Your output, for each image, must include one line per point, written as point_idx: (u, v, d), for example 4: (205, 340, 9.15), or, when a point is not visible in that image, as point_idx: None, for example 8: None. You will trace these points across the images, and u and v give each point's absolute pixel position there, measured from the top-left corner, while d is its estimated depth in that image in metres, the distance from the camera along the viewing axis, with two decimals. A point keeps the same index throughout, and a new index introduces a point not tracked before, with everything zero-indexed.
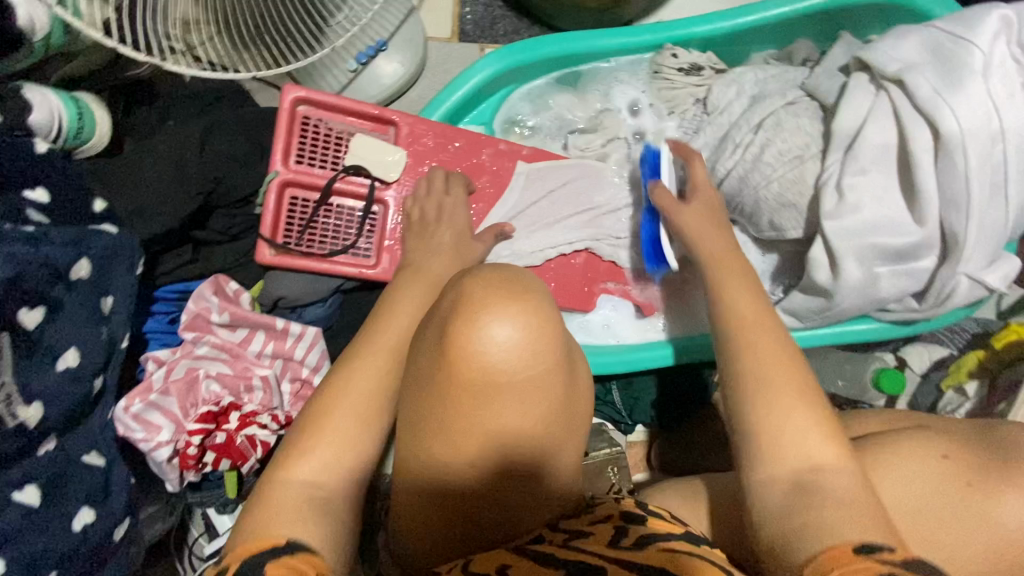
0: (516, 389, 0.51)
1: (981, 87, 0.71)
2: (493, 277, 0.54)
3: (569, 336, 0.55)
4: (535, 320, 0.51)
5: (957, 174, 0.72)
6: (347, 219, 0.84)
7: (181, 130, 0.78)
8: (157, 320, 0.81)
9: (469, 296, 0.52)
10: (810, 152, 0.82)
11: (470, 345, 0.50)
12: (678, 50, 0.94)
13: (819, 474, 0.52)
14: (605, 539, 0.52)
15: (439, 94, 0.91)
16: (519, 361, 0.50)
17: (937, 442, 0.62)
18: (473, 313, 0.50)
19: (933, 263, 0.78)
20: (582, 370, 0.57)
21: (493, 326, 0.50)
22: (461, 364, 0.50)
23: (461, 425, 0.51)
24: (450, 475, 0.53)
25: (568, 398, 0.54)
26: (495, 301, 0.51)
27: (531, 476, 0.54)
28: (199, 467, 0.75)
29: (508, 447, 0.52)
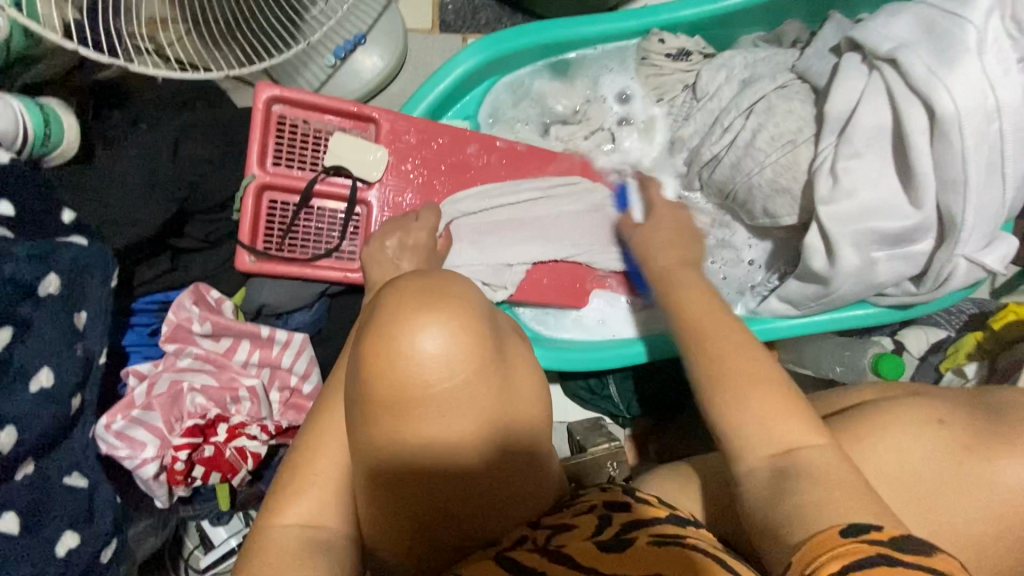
0: (443, 402, 0.45)
1: (976, 64, 0.69)
2: (414, 280, 0.48)
3: (501, 333, 0.49)
4: (462, 321, 0.45)
5: (954, 154, 0.70)
6: (329, 221, 0.82)
7: (152, 135, 0.74)
8: (138, 332, 0.79)
9: (387, 306, 0.46)
10: (804, 136, 0.80)
11: (393, 361, 0.44)
12: (665, 35, 0.91)
13: (795, 456, 0.47)
14: (587, 534, 0.49)
15: (422, 87, 0.88)
16: (442, 372, 0.44)
17: (930, 410, 0.60)
18: (392, 326, 0.44)
19: (930, 246, 0.77)
20: (523, 365, 0.51)
21: (414, 337, 0.44)
22: (387, 384, 0.45)
23: (403, 445, 0.46)
24: (398, 495, 0.49)
25: (517, 393, 0.49)
26: (407, 311, 0.45)
27: (495, 482, 0.50)
28: (188, 482, 0.74)
29: (464, 459, 0.47)
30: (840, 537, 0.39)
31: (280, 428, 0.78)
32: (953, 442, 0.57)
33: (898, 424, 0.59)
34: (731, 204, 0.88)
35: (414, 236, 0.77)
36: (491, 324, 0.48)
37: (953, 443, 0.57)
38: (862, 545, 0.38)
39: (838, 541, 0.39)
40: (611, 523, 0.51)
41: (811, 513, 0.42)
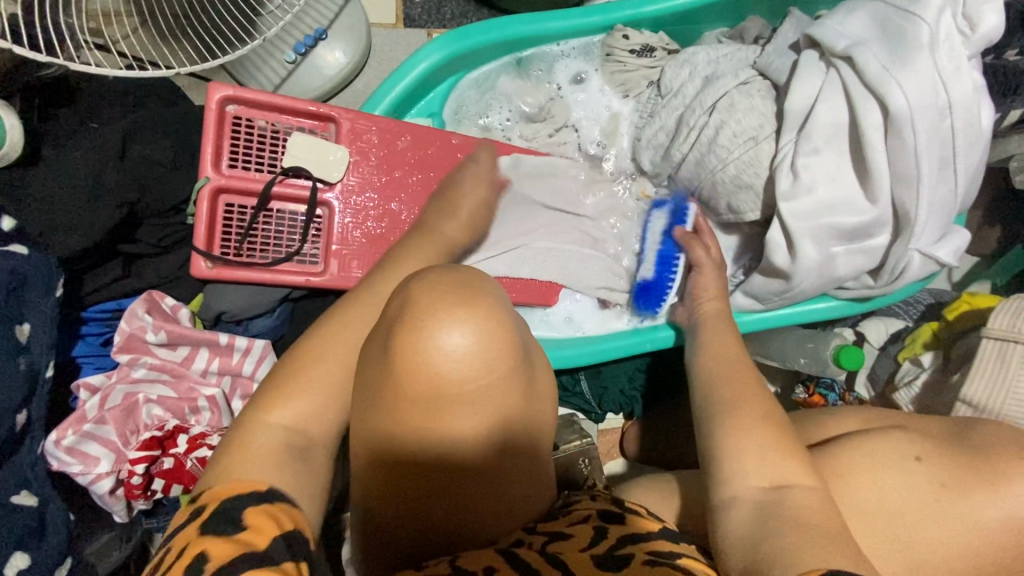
0: (470, 398, 0.46)
1: (928, 62, 0.70)
2: (442, 275, 0.48)
3: (525, 333, 0.51)
4: (493, 324, 0.46)
5: (907, 150, 0.71)
6: (290, 223, 0.80)
7: (97, 136, 0.71)
8: (89, 343, 0.76)
9: (418, 303, 0.46)
10: (765, 132, 0.81)
11: (424, 356, 0.45)
12: (629, 31, 0.91)
13: (783, 492, 0.51)
14: (582, 543, 0.50)
15: (383, 85, 0.86)
16: (474, 370, 0.45)
17: (907, 442, 0.62)
18: (422, 321, 0.45)
19: (887, 240, 0.79)
20: (540, 365, 0.53)
21: (449, 337, 0.44)
22: (416, 378, 0.45)
23: (424, 436, 0.47)
24: (413, 481, 0.50)
25: (534, 394, 0.51)
26: (443, 309, 0.45)
27: (506, 475, 0.52)
28: (147, 495, 0.73)
29: (482, 451, 0.49)
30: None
31: None
32: (929, 479, 0.59)
33: (883, 452, 0.61)
34: (697, 199, 0.89)
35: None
36: (519, 329, 0.49)
37: (929, 479, 0.59)
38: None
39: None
40: (607, 534, 0.52)
41: (807, 552, 0.44)
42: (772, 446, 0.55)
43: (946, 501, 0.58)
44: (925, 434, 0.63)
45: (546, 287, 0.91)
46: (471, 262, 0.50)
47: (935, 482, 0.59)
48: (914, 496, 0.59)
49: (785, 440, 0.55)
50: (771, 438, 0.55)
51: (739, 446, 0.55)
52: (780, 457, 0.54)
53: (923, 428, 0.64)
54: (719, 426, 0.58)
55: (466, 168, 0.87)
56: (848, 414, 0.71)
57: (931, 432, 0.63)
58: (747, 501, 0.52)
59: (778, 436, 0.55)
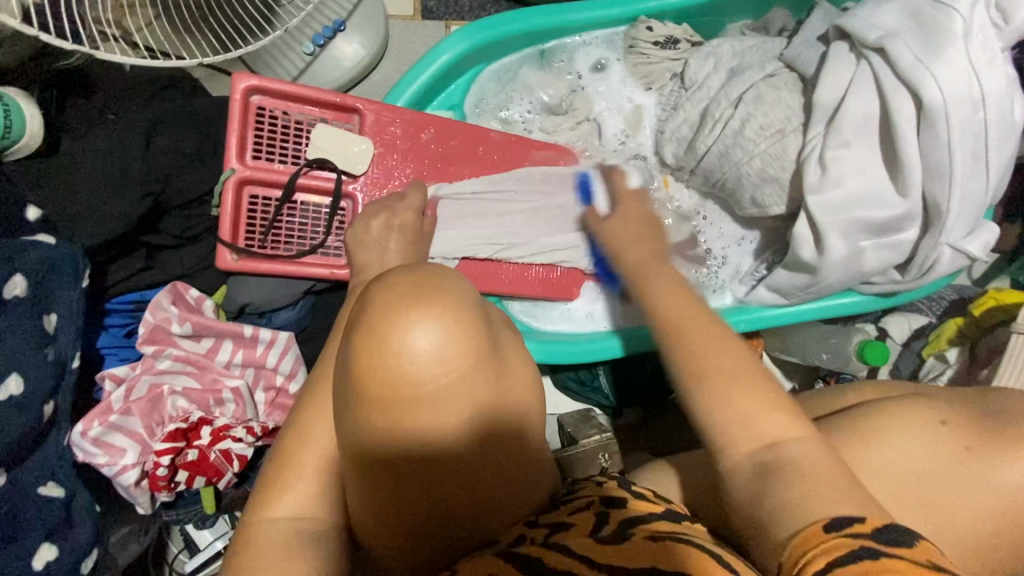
0: (437, 399, 0.44)
1: (962, 53, 0.69)
2: (400, 274, 0.46)
3: (493, 328, 0.48)
4: (452, 317, 0.43)
5: (940, 143, 0.70)
6: (313, 216, 0.79)
7: (122, 126, 0.70)
8: (112, 334, 0.75)
9: (377, 305, 0.44)
10: (792, 125, 0.80)
11: (386, 359, 0.43)
12: (653, 23, 0.90)
13: (779, 450, 0.47)
14: (586, 530, 0.50)
15: (405, 77, 0.86)
16: (438, 370, 0.43)
17: (935, 407, 0.62)
18: (380, 321, 0.43)
19: (916, 234, 0.78)
20: (515, 360, 0.50)
21: (409, 336, 0.42)
22: (379, 381, 0.43)
23: (397, 441, 0.45)
24: (393, 489, 0.48)
25: (508, 386, 0.48)
26: (401, 308, 0.43)
27: (494, 474, 0.50)
28: (171, 487, 0.72)
29: (459, 452, 0.47)
30: (825, 533, 0.40)
31: (267, 429, 0.76)
32: (951, 441, 0.59)
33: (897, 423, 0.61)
34: (720, 193, 0.88)
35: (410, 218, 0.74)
36: (484, 319, 0.47)
37: (951, 441, 0.59)
38: (849, 538, 0.38)
39: (825, 536, 0.39)
40: (609, 519, 0.51)
41: (799, 504, 0.42)
42: (765, 406, 0.48)
43: (971, 462, 0.58)
44: (944, 400, 0.63)
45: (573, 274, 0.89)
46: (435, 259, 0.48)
47: (957, 445, 0.59)
48: (938, 462, 0.58)
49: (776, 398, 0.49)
50: (760, 397, 0.49)
51: (722, 412, 0.49)
52: (782, 418, 0.48)
53: (953, 400, 0.63)
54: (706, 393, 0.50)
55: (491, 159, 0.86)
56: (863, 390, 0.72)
57: (955, 401, 0.63)
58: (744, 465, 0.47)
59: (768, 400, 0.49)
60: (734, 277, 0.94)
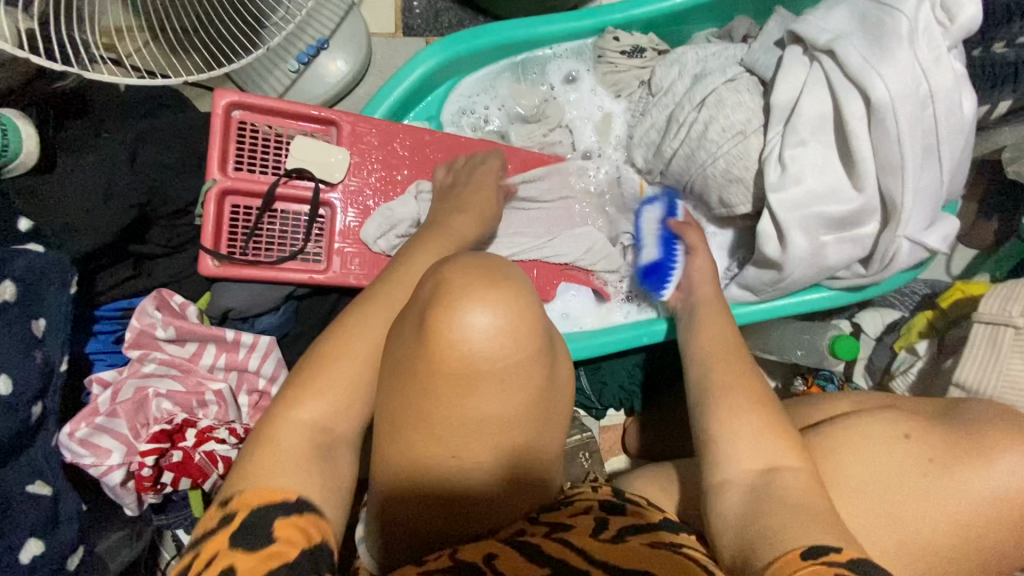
0: (493, 375, 0.49)
1: (908, 54, 0.72)
2: (472, 267, 0.52)
3: (547, 323, 0.54)
4: (519, 309, 0.49)
5: (891, 139, 0.73)
6: (293, 223, 0.83)
7: (111, 142, 0.74)
8: (101, 340, 0.78)
9: (453, 285, 0.50)
10: (753, 127, 0.83)
11: (452, 333, 0.48)
12: (619, 33, 0.94)
13: (774, 474, 0.54)
14: (586, 531, 0.52)
15: (381, 89, 0.89)
16: (499, 349, 0.49)
17: (900, 421, 0.65)
18: (458, 301, 0.48)
19: (876, 228, 0.80)
20: (560, 358, 0.56)
21: (478, 315, 0.48)
22: (450, 355, 0.48)
23: (453, 415, 0.50)
24: (433, 458, 0.51)
25: (549, 388, 0.54)
26: (475, 290, 0.49)
27: (527, 466, 0.54)
28: (157, 488, 0.74)
29: (500, 430, 0.51)
30: (801, 560, 0.44)
31: (249, 430, 0.79)
32: (919, 456, 0.61)
33: (865, 432, 0.64)
34: (689, 194, 0.91)
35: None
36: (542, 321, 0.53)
37: (919, 457, 0.61)
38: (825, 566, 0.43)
39: (802, 561, 0.44)
40: (608, 525, 0.53)
41: (780, 534, 0.48)
42: (754, 427, 0.58)
43: (932, 477, 0.60)
44: (913, 415, 0.65)
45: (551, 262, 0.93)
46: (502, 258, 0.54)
47: (923, 458, 0.61)
48: (901, 470, 0.61)
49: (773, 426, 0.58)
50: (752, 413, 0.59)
51: (733, 435, 0.58)
52: (765, 441, 0.57)
53: (911, 410, 0.67)
54: (713, 418, 0.61)
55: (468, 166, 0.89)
56: (841, 398, 0.74)
57: (919, 413, 0.66)
58: (739, 484, 0.55)
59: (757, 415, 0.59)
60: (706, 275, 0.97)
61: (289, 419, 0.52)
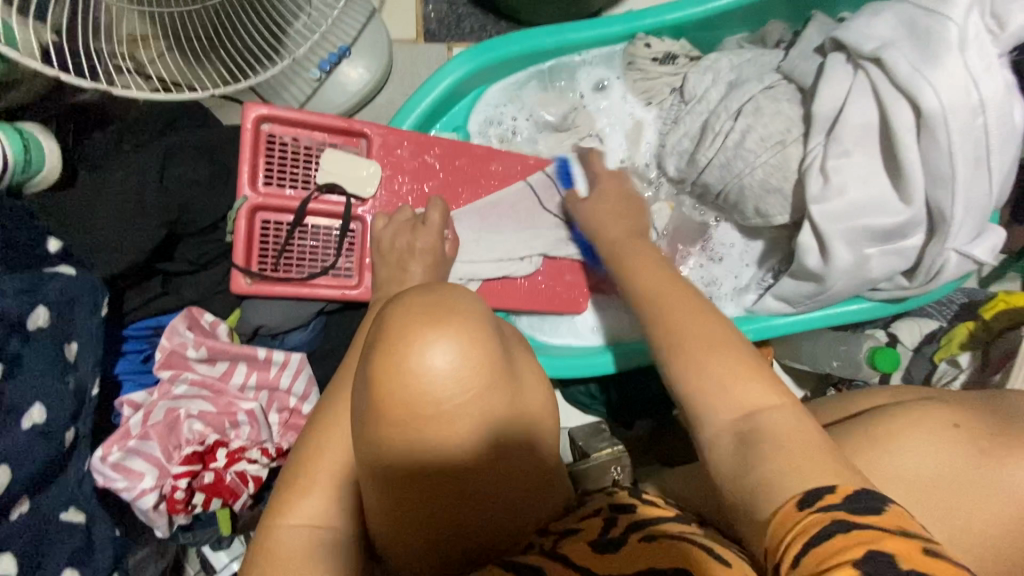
0: (452, 415, 0.46)
1: (959, 62, 0.70)
2: (415, 299, 0.47)
3: (505, 340, 0.50)
4: (467, 340, 0.45)
5: (940, 150, 0.71)
6: (324, 238, 0.80)
7: (138, 158, 0.73)
8: (130, 360, 0.76)
9: (394, 325, 0.45)
10: (792, 136, 0.81)
11: (402, 379, 0.44)
12: (651, 39, 0.92)
13: (757, 417, 0.48)
14: (595, 533, 0.50)
15: (410, 100, 0.87)
16: (455, 386, 0.45)
17: (946, 412, 0.62)
18: (400, 342, 0.44)
19: (921, 240, 0.78)
20: (526, 373, 0.52)
21: (427, 355, 0.44)
22: (398, 401, 0.44)
23: (412, 459, 0.46)
24: (410, 503, 0.48)
25: (523, 407, 0.50)
26: (416, 328, 0.44)
27: (509, 489, 0.51)
28: (189, 510, 0.72)
29: (481, 464, 0.48)
30: (799, 511, 0.40)
31: (281, 450, 0.77)
32: (966, 442, 0.59)
33: (909, 430, 0.62)
34: (723, 204, 0.89)
35: (418, 239, 0.76)
36: (498, 339, 0.48)
37: (965, 443, 0.59)
38: (821, 514, 0.39)
39: (798, 516, 0.40)
40: (617, 522, 0.51)
41: (778, 480, 0.43)
42: (743, 374, 0.51)
43: (981, 468, 0.58)
44: (953, 403, 0.63)
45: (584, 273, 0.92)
46: (446, 281, 0.49)
47: (973, 449, 0.59)
48: (954, 460, 0.59)
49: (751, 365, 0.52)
50: (738, 367, 0.52)
51: (704, 379, 0.52)
52: (753, 384, 0.50)
53: (956, 401, 0.64)
54: (691, 365, 0.53)
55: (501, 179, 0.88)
56: (877, 392, 0.73)
57: (962, 403, 0.64)
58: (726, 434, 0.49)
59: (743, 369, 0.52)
60: (738, 291, 0.95)
61: (285, 521, 0.51)
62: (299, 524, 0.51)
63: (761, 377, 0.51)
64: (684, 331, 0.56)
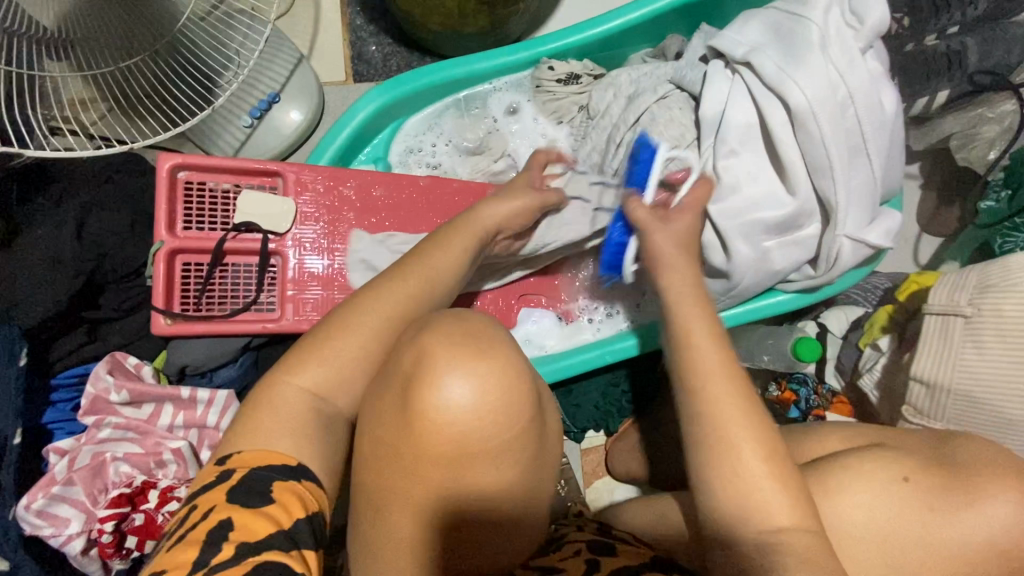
0: (493, 446, 0.53)
1: (820, 59, 0.74)
2: (459, 335, 0.54)
3: (534, 377, 0.58)
4: (506, 378, 0.52)
5: (815, 142, 0.74)
6: (245, 275, 0.84)
7: (57, 213, 0.77)
8: (59, 409, 0.78)
9: (442, 360, 0.52)
10: (687, 141, 0.85)
11: (447, 410, 0.51)
12: (554, 62, 0.97)
13: (784, 534, 0.51)
14: (580, 569, 0.63)
15: (325, 137, 0.91)
16: (493, 419, 0.52)
17: (899, 464, 0.64)
18: (446, 373, 0.51)
19: (817, 229, 0.80)
20: (547, 409, 0.59)
21: (462, 388, 0.51)
22: (445, 433, 0.51)
23: (443, 482, 0.53)
24: (438, 526, 0.54)
25: (544, 440, 0.58)
26: (462, 362, 0.52)
27: (521, 521, 0.57)
28: (122, 553, 0.74)
29: (504, 493, 0.54)
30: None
31: None
32: (916, 499, 0.62)
33: (864, 479, 0.63)
34: None
35: None
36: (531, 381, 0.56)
37: (914, 502, 0.62)
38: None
39: None
40: (600, 564, 0.64)
41: None
42: (780, 489, 0.53)
43: (931, 522, 0.61)
44: (907, 453, 0.65)
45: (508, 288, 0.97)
46: (477, 318, 0.57)
47: (921, 504, 0.62)
48: (903, 517, 0.62)
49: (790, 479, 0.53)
50: (773, 471, 0.53)
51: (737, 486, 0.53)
52: (784, 500, 0.52)
53: (911, 448, 0.66)
54: (708, 462, 0.55)
55: (425, 196, 0.91)
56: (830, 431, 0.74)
57: (915, 451, 0.66)
58: (749, 538, 0.52)
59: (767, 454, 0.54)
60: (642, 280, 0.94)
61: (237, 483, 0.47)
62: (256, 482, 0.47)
63: (791, 484, 0.53)
64: (703, 372, 0.57)
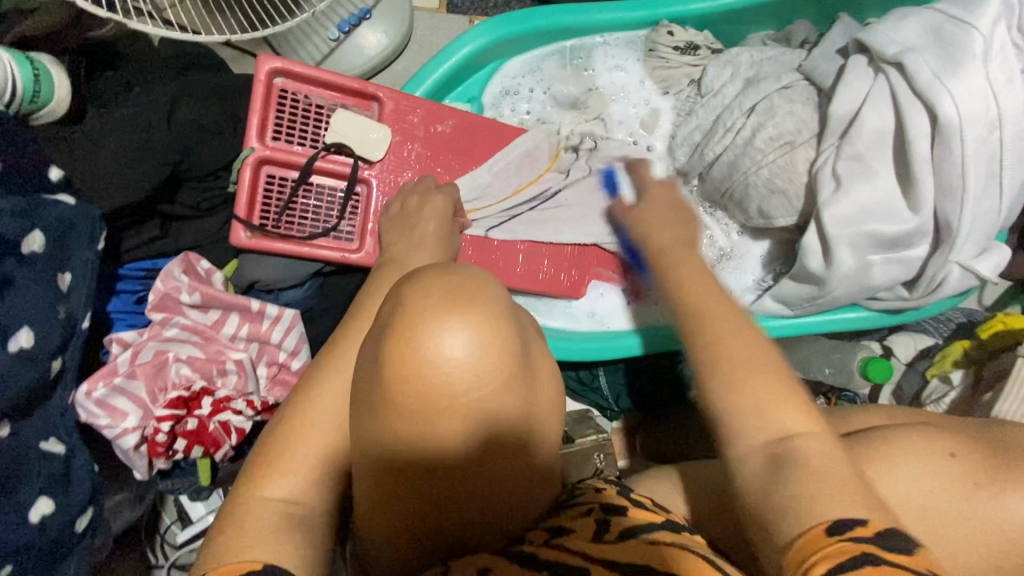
0: (465, 409, 0.40)
1: (980, 72, 0.69)
2: (442, 278, 0.41)
3: (525, 330, 0.44)
4: (492, 332, 0.39)
5: (953, 160, 0.71)
6: (328, 200, 0.80)
7: (148, 95, 0.72)
8: (124, 300, 0.76)
9: (411, 307, 0.39)
10: (803, 137, 0.80)
11: (414, 366, 0.39)
12: (674, 28, 0.91)
13: (792, 442, 0.47)
14: (588, 534, 0.49)
15: (426, 66, 0.86)
16: (472, 379, 0.39)
17: (943, 439, 0.60)
18: (411, 328, 0.39)
19: (925, 252, 0.78)
20: (542, 369, 0.45)
21: (439, 343, 0.38)
22: (408, 392, 0.39)
23: (414, 450, 0.41)
24: (405, 488, 0.43)
25: (537, 402, 0.44)
26: (433, 312, 0.38)
27: (500, 490, 0.45)
28: (169, 454, 0.72)
29: (480, 457, 0.42)
30: (828, 537, 0.40)
31: (267, 405, 0.77)
32: (962, 476, 0.57)
33: (904, 451, 0.59)
34: (728, 202, 0.88)
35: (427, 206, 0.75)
36: (522, 339, 0.42)
37: (959, 476, 0.57)
38: (849, 544, 0.39)
39: (828, 539, 0.40)
40: (610, 527, 0.50)
41: (809, 504, 0.43)
42: (786, 404, 0.48)
43: (977, 499, 0.55)
44: (952, 430, 0.61)
45: (590, 255, 0.92)
46: (472, 264, 0.43)
47: (967, 481, 0.56)
48: (948, 495, 0.56)
49: (783, 410, 0.49)
50: (782, 393, 0.49)
51: (748, 401, 0.48)
52: (795, 413, 0.48)
53: (956, 428, 0.62)
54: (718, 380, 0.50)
55: (532, 150, 0.88)
56: (873, 412, 0.69)
57: (964, 431, 0.61)
58: (755, 454, 0.47)
59: (760, 367, 0.49)
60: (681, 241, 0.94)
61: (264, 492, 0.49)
62: (275, 498, 0.49)
63: (799, 401, 0.48)
64: (705, 320, 0.53)
